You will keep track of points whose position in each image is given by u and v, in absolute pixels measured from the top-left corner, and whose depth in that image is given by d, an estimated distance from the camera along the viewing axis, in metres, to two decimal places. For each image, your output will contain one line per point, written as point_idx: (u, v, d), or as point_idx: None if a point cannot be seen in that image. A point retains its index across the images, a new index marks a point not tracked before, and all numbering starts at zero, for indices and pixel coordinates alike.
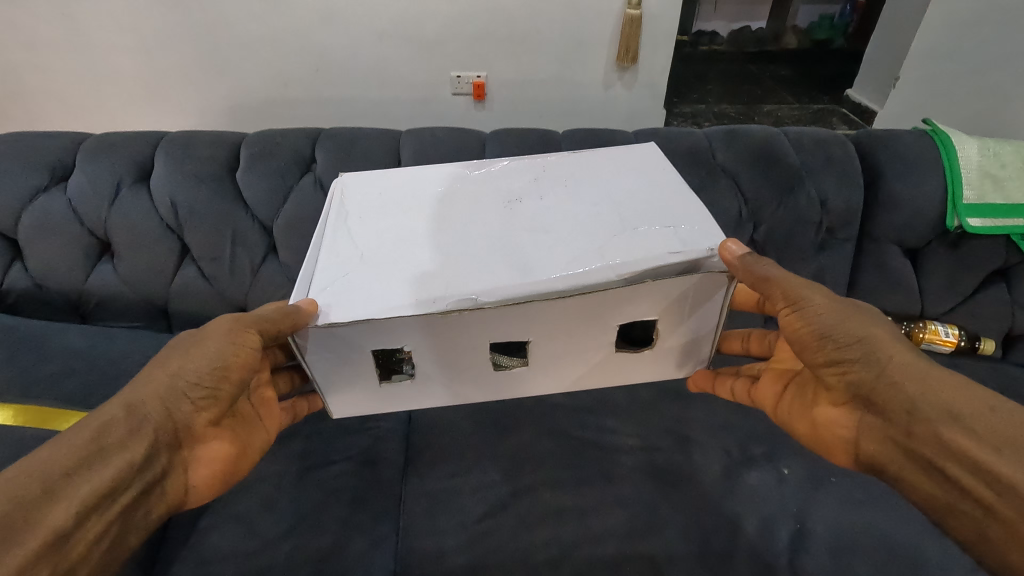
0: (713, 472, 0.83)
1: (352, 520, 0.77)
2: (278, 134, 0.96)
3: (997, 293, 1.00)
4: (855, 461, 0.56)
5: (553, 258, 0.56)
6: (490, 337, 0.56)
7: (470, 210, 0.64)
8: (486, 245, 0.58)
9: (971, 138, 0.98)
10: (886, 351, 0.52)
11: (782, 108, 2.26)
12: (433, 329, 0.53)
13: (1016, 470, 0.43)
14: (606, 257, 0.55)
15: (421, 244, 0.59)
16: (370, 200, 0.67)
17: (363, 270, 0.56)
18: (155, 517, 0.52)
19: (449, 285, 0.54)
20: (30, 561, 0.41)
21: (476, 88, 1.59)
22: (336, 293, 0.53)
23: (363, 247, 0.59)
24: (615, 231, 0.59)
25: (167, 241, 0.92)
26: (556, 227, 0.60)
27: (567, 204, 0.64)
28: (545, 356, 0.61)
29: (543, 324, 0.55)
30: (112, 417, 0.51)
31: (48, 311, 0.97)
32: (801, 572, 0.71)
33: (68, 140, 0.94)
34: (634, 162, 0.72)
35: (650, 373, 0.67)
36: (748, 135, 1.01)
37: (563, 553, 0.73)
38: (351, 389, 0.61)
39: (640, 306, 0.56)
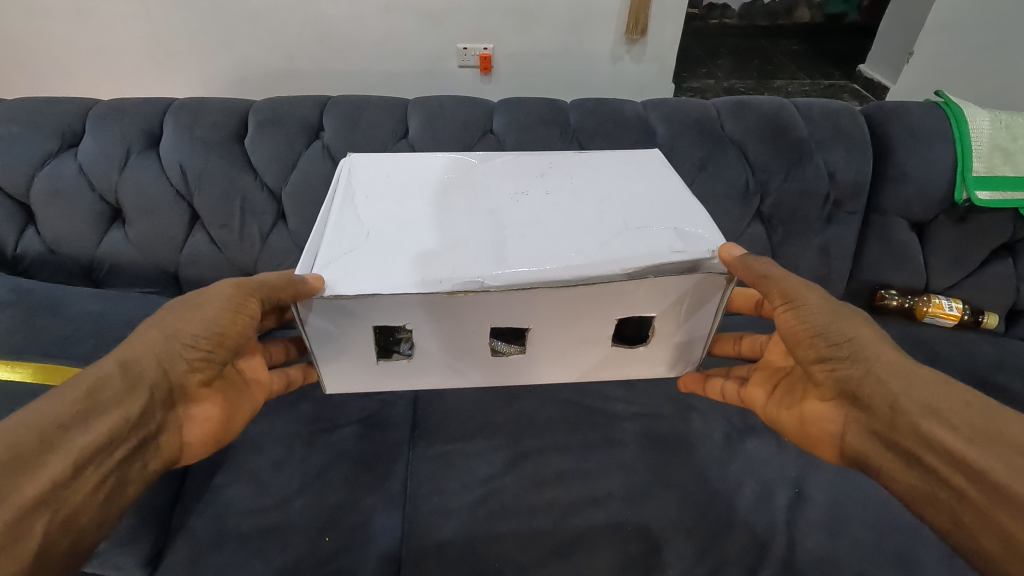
0: (714, 439, 0.85)
1: (362, 480, 0.80)
2: (286, 101, 0.96)
3: (1002, 267, 1.00)
4: (842, 456, 0.56)
5: (559, 248, 0.57)
6: (490, 322, 0.57)
7: (476, 199, 0.65)
8: (492, 234, 0.59)
9: (983, 111, 0.97)
10: (874, 351, 0.53)
11: (793, 83, 2.23)
12: (435, 308, 0.54)
13: (986, 457, 0.44)
14: (611, 253, 0.56)
15: (428, 228, 0.60)
16: (377, 179, 0.67)
17: (369, 248, 0.57)
18: (151, 470, 0.54)
19: (455, 267, 0.54)
20: (30, 506, 0.43)
21: (482, 60, 1.57)
22: (343, 267, 0.54)
23: (369, 225, 0.60)
24: (620, 228, 0.59)
25: (177, 207, 0.93)
26: (562, 219, 0.61)
27: (573, 199, 0.65)
28: (542, 343, 0.61)
29: (544, 313, 0.56)
30: (107, 374, 0.52)
31: (61, 276, 0.98)
32: (798, 533, 0.74)
33: (77, 105, 0.94)
34: (640, 165, 0.72)
35: (642, 368, 0.67)
36: (758, 106, 1.01)
37: (567, 514, 0.75)
38: (349, 364, 0.62)
39: (638, 302, 0.56)
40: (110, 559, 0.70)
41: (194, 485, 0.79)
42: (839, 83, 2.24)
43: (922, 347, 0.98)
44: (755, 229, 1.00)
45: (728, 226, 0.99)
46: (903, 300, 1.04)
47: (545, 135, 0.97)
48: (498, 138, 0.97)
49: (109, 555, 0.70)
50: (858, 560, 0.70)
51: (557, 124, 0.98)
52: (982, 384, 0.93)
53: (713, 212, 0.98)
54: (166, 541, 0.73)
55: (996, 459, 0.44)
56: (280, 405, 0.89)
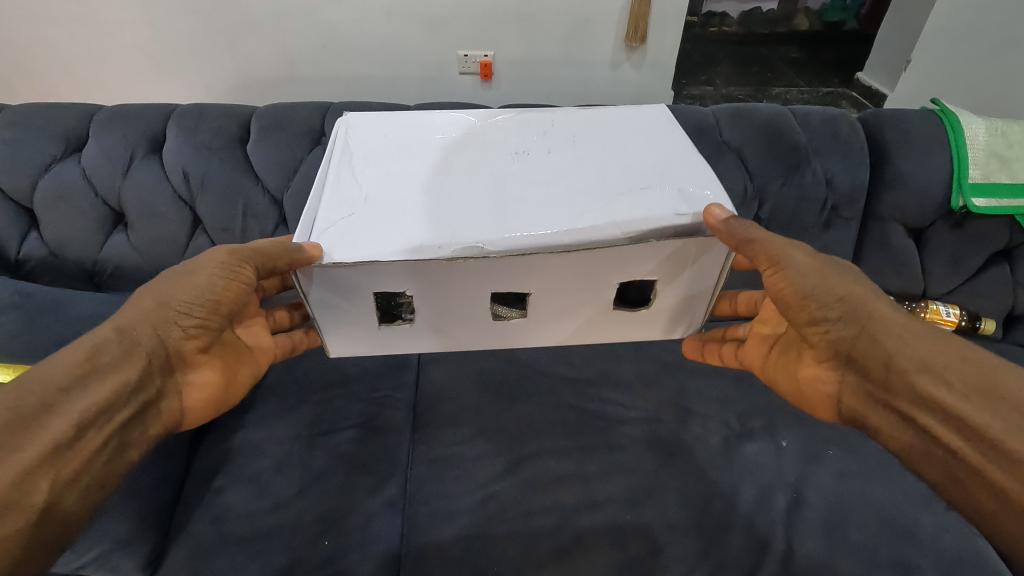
0: (713, 443, 0.85)
1: (361, 484, 0.80)
2: (288, 107, 0.96)
3: (999, 273, 1.01)
4: (837, 414, 0.59)
5: (560, 210, 0.57)
6: (492, 286, 0.58)
7: (475, 161, 0.65)
8: (492, 196, 0.59)
9: (979, 118, 0.98)
10: (867, 308, 0.54)
11: (792, 90, 2.24)
12: (434, 273, 0.55)
13: (981, 412, 0.46)
14: (613, 213, 0.56)
15: (427, 191, 0.60)
16: (373, 144, 0.67)
17: (367, 212, 0.57)
18: (152, 435, 0.57)
19: (455, 231, 0.55)
20: (34, 464, 0.46)
21: (483, 67, 1.59)
22: (339, 233, 0.54)
23: (367, 189, 0.60)
24: (623, 189, 0.59)
25: (180, 212, 0.93)
26: (563, 181, 0.61)
27: (575, 160, 0.65)
28: (543, 310, 0.62)
29: (543, 277, 0.57)
30: (104, 339, 0.54)
31: (63, 280, 0.97)
32: (796, 537, 0.74)
33: (81, 111, 0.95)
34: (644, 124, 0.72)
35: (641, 331, 0.68)
36: (756, 112, 1.01)
37: (566, 517, 0.76)
38: (351, 329, 0.63)
39: (638, 263, 0.57)
40: (109, 562, 0.69)
41: (195, 489, 0.79)
42: (838, 90, 2.25)
43: None
44: None
45: None
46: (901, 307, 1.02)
47: None
48: None
49: (109, 557, 0.69)
50: (856, 564, 0.71)
51: None
52: None
53: None
54: (168, 543, 0.74)
55: (992, 415, 0.46)
56: (280, 409, 0.89)
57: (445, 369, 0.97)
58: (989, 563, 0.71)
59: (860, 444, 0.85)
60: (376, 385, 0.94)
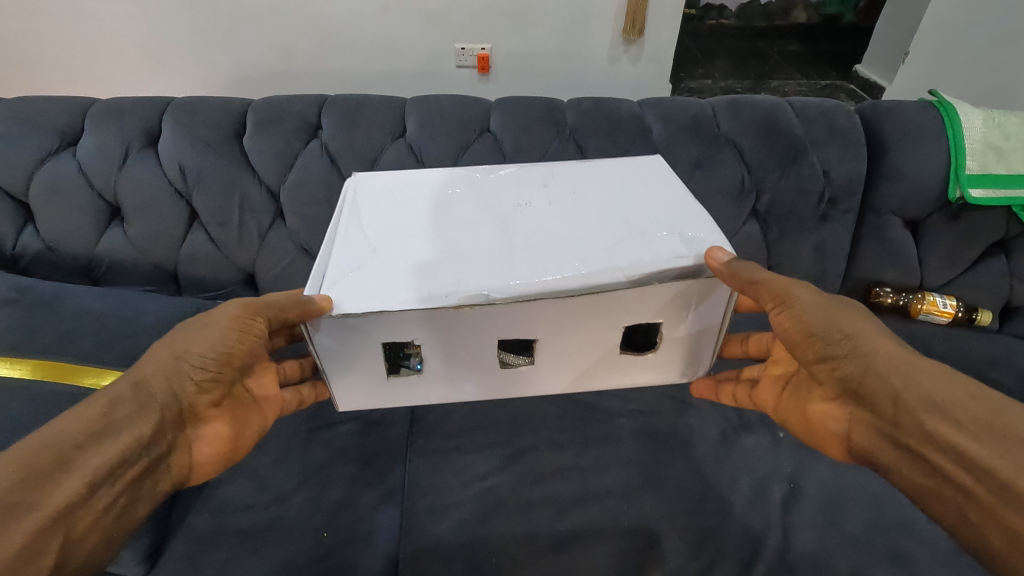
0: (711, 435, 0.86)
1: (360, 477, 0.80)
2: (284, 100, 0.96)
3: (996, 265, 1.02)
4: (848, 454, 0.57)
5: (562, 258, 0.57)
6: (499, 333, 0.57)
7: (480, 211, 0.65)
8: (496, 246, 0.59)
9: (976, 109, 0.98)
10: (873, 347, 0.53)
11: (790, 83, 2.24)
12: (442, 322, 0.54)
13: (991, 453, 0.44)
14: (615, 260, 0.56)
15: (435, 241, 0.60)
16: (380, 196, 0.68)
17: (375, 263, 0.57)
18: (160, 492, 0.55)
19: (460, 281, 0.55)
20: (43, 527, 0.43)
21: (480, 60, 1.58)
22: (348, 285, 0.54)
23: (374, 241, 0.60)
24: (624, 236, 0.59)
25: (177, 206, 0.93)
26: (564, 229, 0.61)
27: (575, 209, 0.65)
28: (552, 354, 0.61)
29: (549, 323, 0.56)
30: (119, 394, 0.52)
31: (61, 274, 0.98)
32: (793, 528, 0.74)
33: (76, 104, 0.95)
34: (640, 172, 0.72)
35: (649, 377, 0.67)
36: (754, 104, 1.01)
37: (564, 509, 0.76)
38: (356, 379, 0.62)
39: (642, 307, 0.57)
40: None
41: (193, 482, 0.79)
42: (835, 83, 2.24)
43: (917, 345, 1.00)
44: (750, 228, 1.00)
45: (724, 224, 1.00)
46: (897, 298, 1.05)
47: (542, 133, 0.96)
48: (496, 136, 0.96)
49: None
50: (852, 553, 0.71)
51: (554, 122, 0.97)
52: None
53: (710, 211, 0.98)
54: (168, 538, 0.73)
55: (1005, 457, 0.43)
56: None
57: None
58: None
59: None
60: None
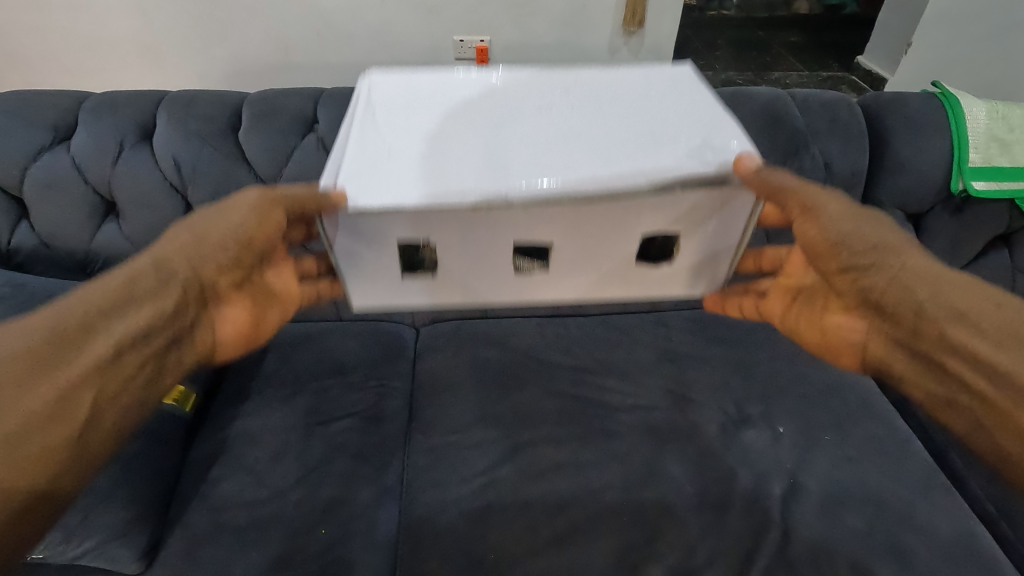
0: (710, 429, 0.85)
1: (358, 473, 0.80)
2: (279, 93, 0.95)
3: (999, 258, 1.01)
4: (862, 364, 0.57)
5: (582, 166, 0.53)
6: (515, 238, 0.55)
7: (501, 119, 0.62)
8: (515, 151, 0.56)
9: (980, 101, 0.97)
10: (897, 258, 0.51)
11: (792, 75, 2.22)
12: (460, 223, 0.52)
13: (1014, 360, 0.44)
14: (638, 166, 0.52)
15: (447, 148, 0.57)
16: (398, 101, 0.64)
17: (393, 164, 0.55)
18: (188, 363, 0.55)
19: (480, 180, 0.52)
20: (72, 385, 0.44)
21: (479, 53, 1.56)
22: (366, 180, 0.52)
23: (393, 142, 0.58)
24: (644, 147, 0.55)
25: (172, 201, 0.92)
26: (584, 138, 0.58)
27: (597, 121, 0.61)
28: (568, 260, 0.59)
29: (567, 228, 0.54)
30: (142, 270, 0.51)
31: (56, 270, 0.95)
32: (793, 523, 0.74)
33: (69, 98, 0.94)
34: (664, 85, 0.67)
35: (665, 288, 0.64)
36: (755, 95, 0.99)
37: (563, 505, 0.76)
38: (369, 280, 0.59)
39: (656, 216, 0.53)
40: (108, 551, 0.67)
41: (190, 479, 0.79)
42: (837, 74, 2.22)
43: None
44: None
45: None
46: None
47: None
48: None
49: (108, 546, 0.67)
50: (851, 549, 0.71)
51: None
52: None
53: None
54: (165, 535, 0.73)
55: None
56: (276, 399, 0.88)
57: (442, 357, 0.97)
58: (982, 546, 0.72)
59: (857, 430, 0.85)
60: (372, 374, 0.94)
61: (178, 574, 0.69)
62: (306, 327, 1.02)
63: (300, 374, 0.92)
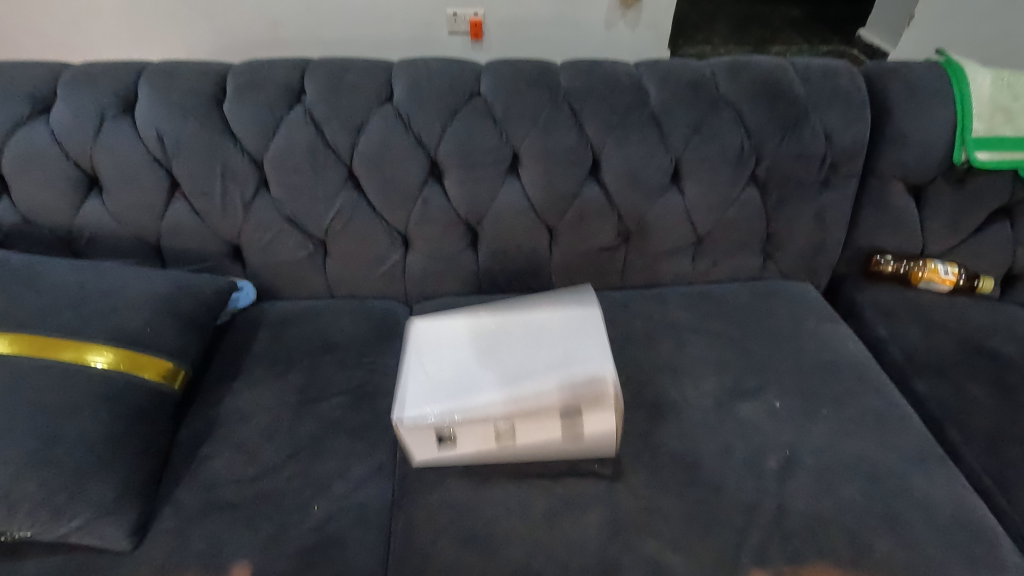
0: (706, 404, 0.84)
1: (351, 449, 0.79)
2: (265, 63, 0.92)
3: (999, 230, 1.01)
4: None
5: (547, 377, 0.72)
6: (512, 437, 0.72)
7: (492, 331, 0.81)
8: (508, 374, 0.74)
9: (985, 69, 0.95)
10: None
11: (791, 49, 2.18)
12: (487, 437, 0.72)
13: None
14: (570, 381, 0.71)
15: (467, 360, 0.77)
16: (422, 334, 0.82)
17: (440, 385, 0.74)
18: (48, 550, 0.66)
19: (486, 400, 0.70)
20: None
21: (473, 26, 1.49)
22: (420, 405, 0.71)
23: (433, 369, 0.76)
24: (577, 363, 0.74)
25: (156, 175, 0.90)
26: (544, 361, 0.75)
27: (551, 328, 0.81)
28: (545, 451, 0.75)
29: (545, 433, 0.72)
30: None
31: (40, 247, 0.94)
32: (789, 497, 0.73)
33: (46, 69, 0.90)
34: (580, 306, 0.84)
35: (561, 463, 0.77)
36: (755, 64, 0.96)
37: (557, 479, 0.75)
38: (417, 443, 0.72)
39: (549, 422, 0.71)
40: (95, 529, 0.66)
41: (179, 457, 0.78)
42: (836, 49, 2.19)
43: (917, 315, 0.99)
44: (749, 194, 0.97)
45: (722, 191, 0.96)
46: (897, 267, 1.04)
47: (534, 98, 0.91)
48: (487, 101, 0.91)
49: (95, 524, 0.66)
50: (847, 521, 0.71)
51: (546, 85, 0.91)
52: (976, 349, 0.93)
53: (708, 177, 0.95)
54: (155, 512, 0.72)
55: None
56: (267, 376, 0.88)
57: None
58: (978, 517, 0.72)
59: (855, 404, 0.84)
60: (365, 351, 0.93)
61: (167, 551, 0.68)
62: (300, 305, 1.02)
63: (293, 352, 0.91)
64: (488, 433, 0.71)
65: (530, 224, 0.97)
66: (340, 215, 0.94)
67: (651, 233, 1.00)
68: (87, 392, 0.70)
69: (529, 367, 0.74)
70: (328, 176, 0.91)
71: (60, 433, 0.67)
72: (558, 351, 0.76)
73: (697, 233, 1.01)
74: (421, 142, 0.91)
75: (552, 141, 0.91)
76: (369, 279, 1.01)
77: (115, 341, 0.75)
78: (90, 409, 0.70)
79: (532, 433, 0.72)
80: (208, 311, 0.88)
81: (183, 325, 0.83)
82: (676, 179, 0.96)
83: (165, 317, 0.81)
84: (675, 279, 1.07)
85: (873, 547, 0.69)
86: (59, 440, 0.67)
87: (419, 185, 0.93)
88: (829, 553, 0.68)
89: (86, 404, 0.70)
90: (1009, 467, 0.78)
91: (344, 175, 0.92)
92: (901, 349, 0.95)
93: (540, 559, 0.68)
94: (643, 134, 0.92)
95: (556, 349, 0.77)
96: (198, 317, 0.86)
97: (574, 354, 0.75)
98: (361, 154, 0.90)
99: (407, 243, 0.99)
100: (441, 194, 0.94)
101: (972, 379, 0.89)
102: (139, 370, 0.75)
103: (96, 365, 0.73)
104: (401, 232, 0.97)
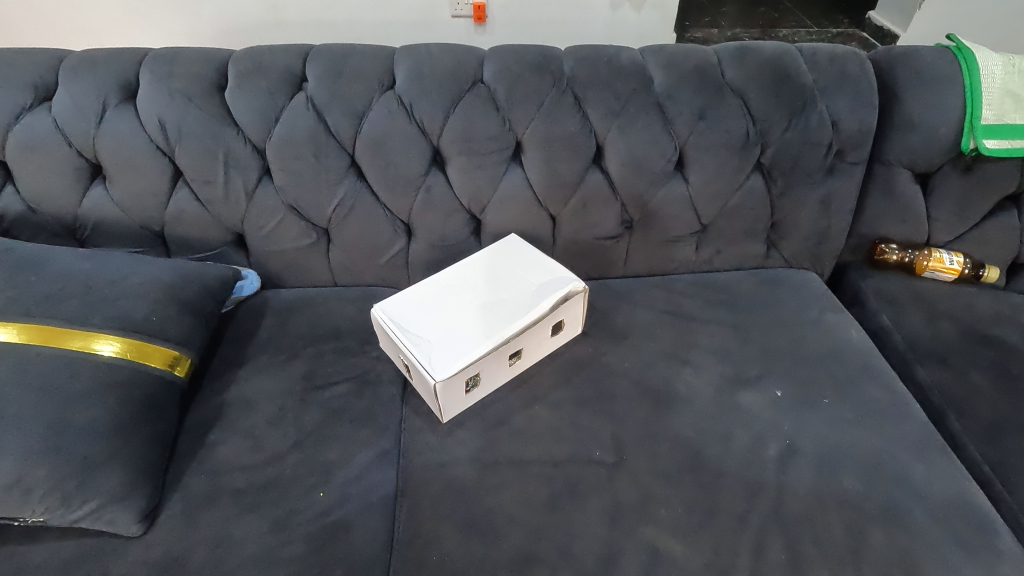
0: (708, 392, 0.85)
1: (355, 436, 0.80)
2: (266, 50, 0.91)
3: (1006, 219, 1.00)
4: None
5: (529, 304, 0.85)
6: (515, 349, 0.83)
7: (468, 288, 0.89)
8: (494, 310, 0.84)
9: (996, 54, 0.93)
10: None
11: (801, 31, 2.14)
12: (499, 361, 0.82)
13: None
14: (547, 294, 0.86)
15: (450, 318, 0.84)
16: (406, 311, 0.85)
17: (451, 343, 0.80)
18: None
19: (493, 335, 0.80)
20: None
21: (476, 9, 1.46)
22: (445, 362, 0.77)
23: (433, 333, 0.81)
24: (540, 280, 0.89)
25: (159, 164, 0.90)
26: (520, 294, 0.87)
27: (517, 272, 0.91)
28: (536, 348, 0.87)
29: (541, 327, 0.84)
30: None
31: (46, 236, 0.95)
32: (789, 485, 0.74)
33: (47, 56, 0.90)
34: (515, 248, 0.95)
35: (552, 345, 0.90)
36: (762, 49, 0.94)
37: (559, 466, 0.76)
38: (451, 394, 0.78)
39: (543, 328, 0.84)
40: (106, 514, 0.67)
41: (185, 444, 0.79)
42: (845, 31, 2.16)
43: (921, 304, 0.99)
44: (753, 182, 0.97)
45: (726, 179, 0.96)
46: (903, 255, 1.04)
47: (537, 84, 0.90)
48: (489, 88, 0.90)
49: (106, 510, 0.67)
50: (844, 509, 0.72)
51: (549, 71, 0.90)
52: (979, 338, 0.93)
53: (712, 165, 0.94)
54: (164, 497, 0.73)
55: None
56: (272, 363, 0.89)
57: None
58: (976, 506, 0.73)
59: (857, 393, 0.84)
60: (369, 339, 0.94)
61: (177, 536, 0.69)
62: (305, 292, 1.03)
63: (297, 340, 0.92)
64: (498, 360, 0.81)
65: (532, 212, 0.97)
66: (343, 204, 0.94)
67: (654, 222, 1.00)
68: (94, 380, 0.71)
69: (505, 304, 0.85)
70: (331, 164, 0.91)
71: (69, 421, 0.68)
72: (520, 284, 0.89)
73: (701, 222, 1.01)
74: (423, 130, 0.90)
75: (555, 129, 0.90)
76: (373, 267, 1.02)
77: (121, 330, 0.76)
78: (98, 397, 0.71)
79: (527, 343, 0.84)
80: (213, 299, 0.89)
81: (187, 314, 0.83)
82: (680, 167, 0.96)
83: (170, 305, 0.82)
84: (678, 267, 1.07)
85: (870, 534, 0.69)
86: (68, 428, 0.67)
87: (422, 173, 0.93)
88: (827, 540, 0.69)
89: (94, 393, 0.71)
90: (1009, 456, 0.79)
91: (347, 163, 0.92)
92: (904, 338, 0.95)
93: (542, 545, 0.69)
94: (647, 122, 0.91)
95: (515, 283, 0.89)
96: (202, 305, 0.86)
97: (529, 279, 0.89)
98: (363, 142, 0.90)
99: (409, 231, 0.99)
100: (443, 182, 0.94)
101: (975, 367, 0.89)
102: (145, 359, 0.76)
103: (104, 353, 0.74)
104: (404, 220, 0.97)
